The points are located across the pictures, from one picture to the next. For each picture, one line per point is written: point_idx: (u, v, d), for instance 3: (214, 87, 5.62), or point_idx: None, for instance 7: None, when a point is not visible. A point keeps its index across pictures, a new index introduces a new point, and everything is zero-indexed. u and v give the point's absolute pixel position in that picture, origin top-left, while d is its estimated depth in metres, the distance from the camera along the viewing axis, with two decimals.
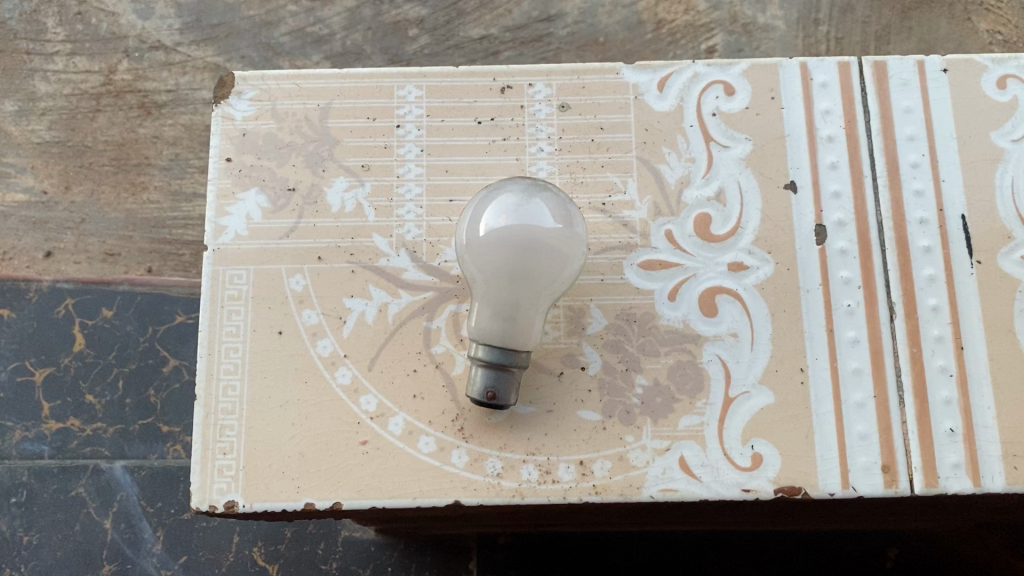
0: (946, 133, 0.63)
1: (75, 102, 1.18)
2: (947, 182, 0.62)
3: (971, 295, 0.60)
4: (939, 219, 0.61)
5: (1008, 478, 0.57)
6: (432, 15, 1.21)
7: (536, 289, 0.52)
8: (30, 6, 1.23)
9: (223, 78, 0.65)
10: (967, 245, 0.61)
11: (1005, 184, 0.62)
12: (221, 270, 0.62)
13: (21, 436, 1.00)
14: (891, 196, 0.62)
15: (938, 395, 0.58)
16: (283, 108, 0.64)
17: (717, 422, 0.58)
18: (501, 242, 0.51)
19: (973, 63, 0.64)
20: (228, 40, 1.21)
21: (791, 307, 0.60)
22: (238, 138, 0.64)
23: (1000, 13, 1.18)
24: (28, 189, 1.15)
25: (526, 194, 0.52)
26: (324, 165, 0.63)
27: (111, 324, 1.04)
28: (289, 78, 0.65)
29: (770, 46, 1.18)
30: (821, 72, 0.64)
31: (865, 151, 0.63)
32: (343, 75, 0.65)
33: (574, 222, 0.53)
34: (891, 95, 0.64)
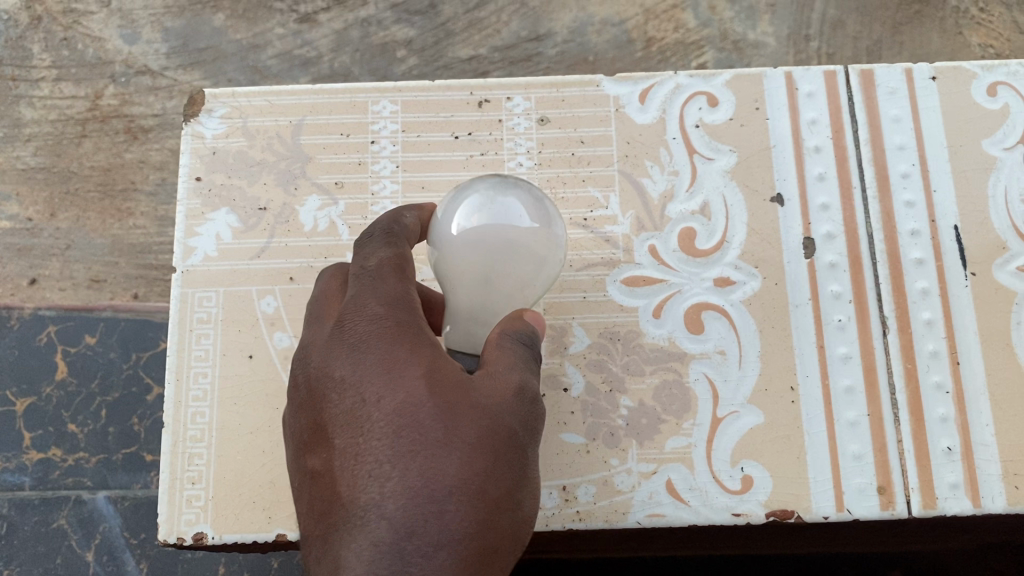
0: (936, 142, 0.61)
1: (61, 127, 1.16)
2: (938, 192, 0.60)
3: (966, 308, 0.58)
4: (931, 230, 0.59)
5: (1009, 498, 0.55)
6: (421, 35, 1.19)
7: (511, 289, 0.47)
8: (16, 32, 1.20)
9: (194, 95, 0.63)
10: (961, 257, 0.59)
11: (998, 193, 0.60)
12: (190, 293, 0.60)
13: (1, 467, 0.98)
14: (880, 208, 0.60)
15: (935, 413, 0.56)
16: (254, 125, 0.63)
17: (705, 443, 0.56)
18: (475, 251, 0.45)
19: (962, 70, 0.63)
20: (215, 64, 1.19)
21: (780, 323, 0.58)
22: (208, 157, 0.62)
23: (992, 27, 1.17)
24: (13, 216, 1.12)
25: (494, 195, 0.45)
26: (296, 183, 0.61)
27: (94, 351, 1.03)
28: (260, 94, 0.63)
29: (761, 62, 1.16)
30: (806, 82, 0.63)
31: (853, 161, 0.61)
32: (317, 91, 0.63)
33: (552, 223, 0.46)
34: (879, 103, 0.62)
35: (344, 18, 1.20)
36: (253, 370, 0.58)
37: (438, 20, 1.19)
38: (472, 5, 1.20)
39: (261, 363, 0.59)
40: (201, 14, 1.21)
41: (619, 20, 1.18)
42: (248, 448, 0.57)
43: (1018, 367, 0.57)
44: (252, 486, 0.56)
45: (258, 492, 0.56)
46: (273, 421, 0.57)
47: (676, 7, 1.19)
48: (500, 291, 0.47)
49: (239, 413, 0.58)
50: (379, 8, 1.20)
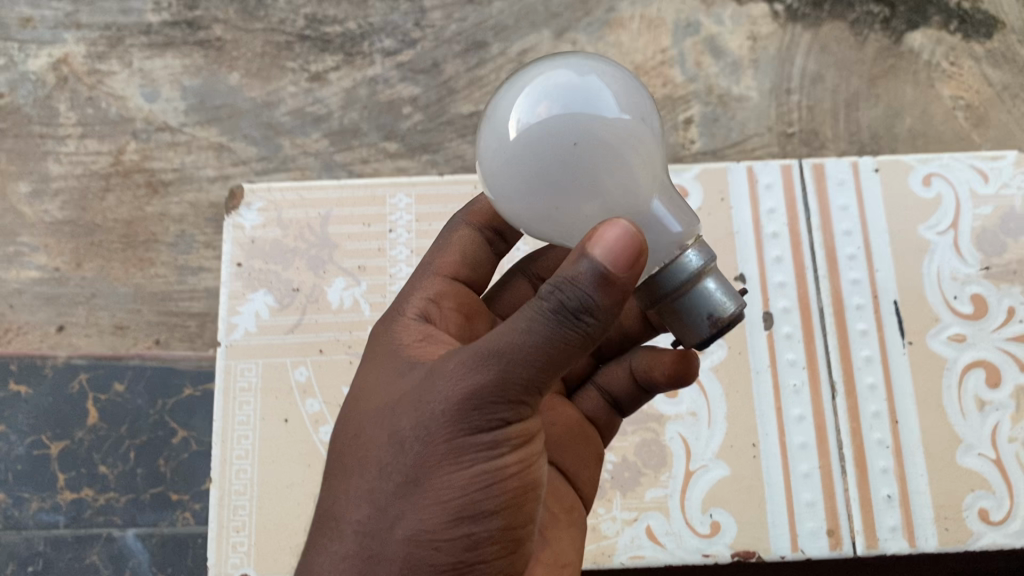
0: (879, 227, 0.73)
1: (86, 182, 1.27)
2: (880, 272, 0.71)
3: (904, 372, 0.68)
4: (873, 304, 0.70)
5: (940, 539, 0.64)
6: (425, 93, 1.29)
7: (580, 201, 0.45)
8: (44, 92, 1.31)
9: (235, 191, 0.75)
10: (900, 327, 0.70)
11: (931, 272, 0.71)
12: (232, 364, 0.70)
13: (38, 506, 1.06)
14: (829, 285, 0.71)
15: (877, 465, 0.66)
16: (287, 217, 0.74)
17: (678, 493, 0.66)
18: (538, 140, 0.44)
19: (901, 164, 0.74)
20: (231, 120, 1.29)
21: (744, 387, 0.68)
22: (247, 245, 0.73)
23: (962, 80, 1.27)
24: (42, 267, 1.23)
25: (575, 78, 0.44)
26: (324, 268, 0.72)
27: (122, 398, 1.11)
28: (293, 190, 0.75)
29: (743, 117, 1.26)
30: (766, 175, 0.74)
31: (806, 246, 0.72)
32: (341, 187, 0.74)
33: (634, 106, 0.45)
34: (829, 194, 0.74)
35: (352, 77, 1.31)
36: (289, 432, 0.68)
37: (441, 79, 1.30)
38: (472, 65, 1.29)
39: (296, 426, 0.68)
40: (216, 73, 1.32)
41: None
42: (285, 501, 0.66)
43: (949, 425, 0.67)
44: (288, 534, 0.66)
45: (293, 539, 0.66)
46: (305, 477, 0.67)
47: (664, 65, 1.29)
48: (569, 202, 0.45)
49: (277, 470, 0.67)
50: (386, 68, 1.31)
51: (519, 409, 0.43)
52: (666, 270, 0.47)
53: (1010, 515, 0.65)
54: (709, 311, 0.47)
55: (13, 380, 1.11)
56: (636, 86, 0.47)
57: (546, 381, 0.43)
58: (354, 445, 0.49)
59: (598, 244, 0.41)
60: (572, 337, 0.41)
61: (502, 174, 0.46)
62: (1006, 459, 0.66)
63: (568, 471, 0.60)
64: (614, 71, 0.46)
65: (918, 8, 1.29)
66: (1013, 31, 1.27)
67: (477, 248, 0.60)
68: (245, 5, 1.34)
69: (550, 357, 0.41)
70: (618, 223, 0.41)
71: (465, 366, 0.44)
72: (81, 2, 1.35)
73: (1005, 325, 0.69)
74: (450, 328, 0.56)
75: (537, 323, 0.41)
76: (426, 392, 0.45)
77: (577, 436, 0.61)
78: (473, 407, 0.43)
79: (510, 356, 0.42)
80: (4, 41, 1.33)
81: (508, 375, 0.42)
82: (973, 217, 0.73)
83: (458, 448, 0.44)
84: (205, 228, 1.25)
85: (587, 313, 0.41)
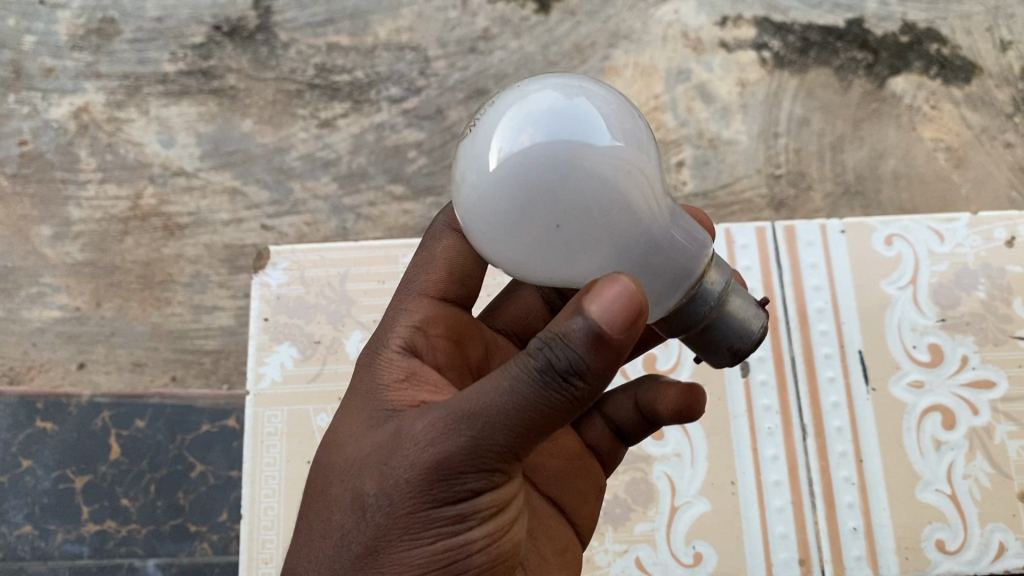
0: (846, 283, 0.89)
1: (106, 226, 1.34)
2: (847, 326, 0.87)
3: (868, 414, 0.84)
4: (840, 353, 0.86)
5: (900, 566, 0.78)
6: (430, 138, 1.37)
7: (567, 223, 0.48)
8: (65, 139, 1.39)
9: (262, 252, 0.87)
10: (865, 375, 0.85)
11: (893, 323, 0.87)
12: (261, 411, 0.81)
13: (63, 538, 1.13)
14: (801, 335, 0.87)
15: (843, 499, 0.81)
16: (309, 275, 0.87)
17: (665, 527, 0.79)
18: (527, 165, 0.47)
19: (865, 226, 0.91)
20: (244, 165, 1.37)
21: (722, 430, 0.83)
22: (274, 301, 0.86)
23: (942, 123, 1.34)
24: (64, 306, 1.30)
25: (559, 103, 0.48)
26: (343, 321, 0.85)
27: (143, 433, 1.17)
28: (315, 251, 0.88)
29: (733, 159, 1.33)
30: (743, 236, 0.91)
31: (779, 300, 0.89)
32: (356, 249, 0.87)
33: (618, 129, 0.49)
34: (800, 252, 0.90)
35: (360, 123, 1.38)
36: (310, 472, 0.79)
37: (445, 125, 1.37)
38: (474, 111, 1.37)
39: None
40: (230, 120, 1.40)
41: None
42: None
43: (907, 462, 0.81)
44: None
45: None
46: None
47: (657, 110, 1.36)
48: (556, 224, 0.48)
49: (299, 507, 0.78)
50: (392, 114, 1.39)
51: (488, 474, 0.48)
52: (700, 300, 0.54)
53: (964, 544, 0.78)
54: (739, 333, 0.54)
55: (41, 416, 1.19)
56: (621, 107, 0.51)
57: (517, 450, 0.47)
58: (326, 486, 0.53)
59: (598, 301, 0.44)
60: (547, 405, 0.45)
61: (487, 198, 0.49)
62: (959, 494, 0.80)
63: (562, 501, 0.67)
64: (598, 92, 0.50)
65: (899, 54, 1.37)
66: (990, 76, 1.36)
67: (462, 259, 0.65)
68: (257, 55, 1.43)
69: (522, 426, 0.45)
70: (617, 282, 0.44)
71: (439, 429, 0.47)
72: (102, 54, 1.44)
73: (959, 371, 0.85)
74: (433, 355, 0.61)
75: (516, 387, 0.45)
76: (400, 448, 0.49)
77: (575, 469, 0.69)
78: (445, 472, 0.47)
79: (484, 422, 0.46)
80: (28, 90, 1.42)
81: (480, 443, 0.46)
82: (930, 273, 0.89)
83: (426, 507, 0.48)
84: (219, 269, 1.31)
85: (566, 383, 0.44)
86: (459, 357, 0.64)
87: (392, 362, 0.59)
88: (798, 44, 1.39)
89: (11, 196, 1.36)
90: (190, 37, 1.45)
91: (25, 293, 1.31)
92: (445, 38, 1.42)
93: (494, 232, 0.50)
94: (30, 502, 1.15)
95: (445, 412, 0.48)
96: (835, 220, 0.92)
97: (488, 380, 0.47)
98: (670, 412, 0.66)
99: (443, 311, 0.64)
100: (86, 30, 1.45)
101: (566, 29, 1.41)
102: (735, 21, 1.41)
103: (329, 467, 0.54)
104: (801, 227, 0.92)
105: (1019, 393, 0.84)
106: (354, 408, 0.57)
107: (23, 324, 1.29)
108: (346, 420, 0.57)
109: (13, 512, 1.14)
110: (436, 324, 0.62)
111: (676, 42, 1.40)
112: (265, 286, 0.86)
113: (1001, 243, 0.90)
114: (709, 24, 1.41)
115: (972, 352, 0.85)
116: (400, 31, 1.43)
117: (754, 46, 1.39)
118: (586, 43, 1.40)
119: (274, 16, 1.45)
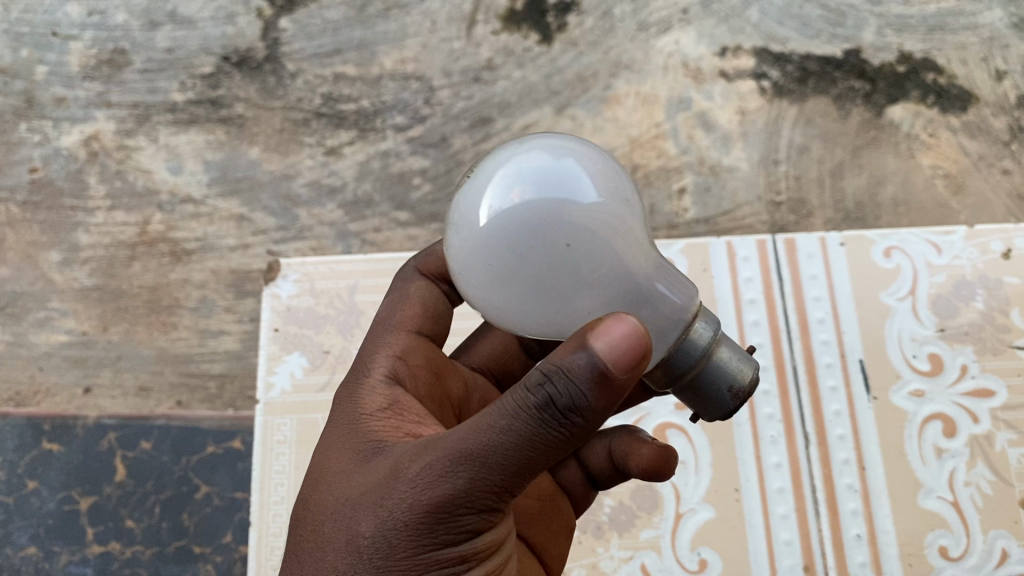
0: (846, 294, 0.95)
1: (114, 251, 1.35)
2: (847, 336, 0.93)
3: (870, 421, 0.88)
4: (841, 363, 0.91)
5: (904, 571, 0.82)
6: (434, 165, 1.39)
7: (554, 274, 0.52)
8: (75, 166, 1.42)
9: (274, 264, 0.97)
10: (866, 384, 0.90)
11: (893, 333, 0.92)
12: (271, 419, 0.89)
13: (67, 560, 1.14)
14: (803, 345, 0.93)
15: (847, 506, 0.85)
16: (319, 287, 0.96)
17: (669, 534, 0.84)
18: (518, 219, 0.51)
19: (864, 239, 0.97)
20: (251, 192, 1.39)
21: (726, 438, 0.88)
22: (284, 311, 0.95)
23: (940, 150, 1.35)
24: (70, 330, 1.30)
25: (547, 162, 0.52)
26: (353, 331, 0.93)
27: (148, 455, 1.18)
28: (325, 264, 0.97)
29: (734, 185, 1.35)
30: (744, 249, 0.97)
31: (781, 311, 0.94)
32: (366, 262, 0.97)
33: (608, 187, 0.53)
34: (801, 265, 0.97)
35: (366, 151, 1.41)
36: None
37: (450, 152, 1.39)
38: (478, 138, 1.39)
39: None
40: (238, 147, 1.42)
41: (609, 149, 1.38)
42: None
43: (907, 468, 0.86)
44: None
45: None
46: None
47: (658, 138, 1.39)
48: (544, 274, 0.52)
49: None
50: (398, 142, 1.41)
51: (483, 512, 0.50)
52: (688, 355, 0.57)
53: (967, 550, 0.82)
54: (721, 392, 0.57)
55: (47, 438, 1.20)
56: (607, 167, 0.55)
57: (511, 488, 0.49)
58: (316, 525, 0.54)
59: (605, 340, 0.46)
60: (544, 444, 0.48)
61: (479, 250, 0.52)
62: (961, 501, 0.84)
63: (533, 541, 0.70)
64: (584, 154, 0.54)
65: (897, 84, 1.40)
66: (986, 105, 1.38)
67: (433, 299, 0.72)
68: (265, 85, 1.46)
69: (520, 464, 0.48)
70: (625, 321, 0.47)
71: (437, 469, 0.49)
72: (113, 84, 1.47)
73: (959, 380, 0.89)
74: (413, 384, 0.66)
75: (516, 427, 0.48)
76: (397, 486, 0.51)
77: (545, 508, 0.72)
78: (445, 511, 0.50)
79: (484, 463, 0.48)
80: (40, 119, 1.45)
81: (480, 483, 0.49)
82: (929, 285, 0.94)
83: (425, 546, 0.51)
84: (226, 293, 1.32)
85: (567, 424, 0.47)
86: (437, 387, 0.68)
87: (375, 394, 0.63)
88: (797, 74, 1.41)
89: (20, 222, 1.38)
90: (200, 67, 1.48)
91: (33, 318, 1.32)
92: (450, 68, 1.45)
93: (485, 282, 0.54)
94: (35, 523, 1.16)
95: (442, 451, 0.50)
96: (834, 234, 0.98)
97: (484, 420, 0.49)
98: (639, 470, 0.67)
99: (421, 345, 0.69)
100: (98, 61, 1.49)
101: (569, 60, 1.44)
102: (734, 52, 1.44)
103: (316, 504, 0.56)
104: (801, 241, 0.98)
105: (1017, 400, 0.88)
106: (337, 443, 0.60)
107: (30, 347, 1.30)
108: (331, 456, 0.59)
109: (18, 532, 1.15)
110: (416, 358, 0.68)
111: (676, 72, 1.43)
112: (276, 296, 0.96)
113: (997, 255, 0.95)
114: (709, 54, 1.44)
115: (971, 362, 0.90)
116: (405, 62, 1.46)
117: (754, 75, 1.42)
118: (588, 73, 1.43)
119: (281, 47, 1.48)
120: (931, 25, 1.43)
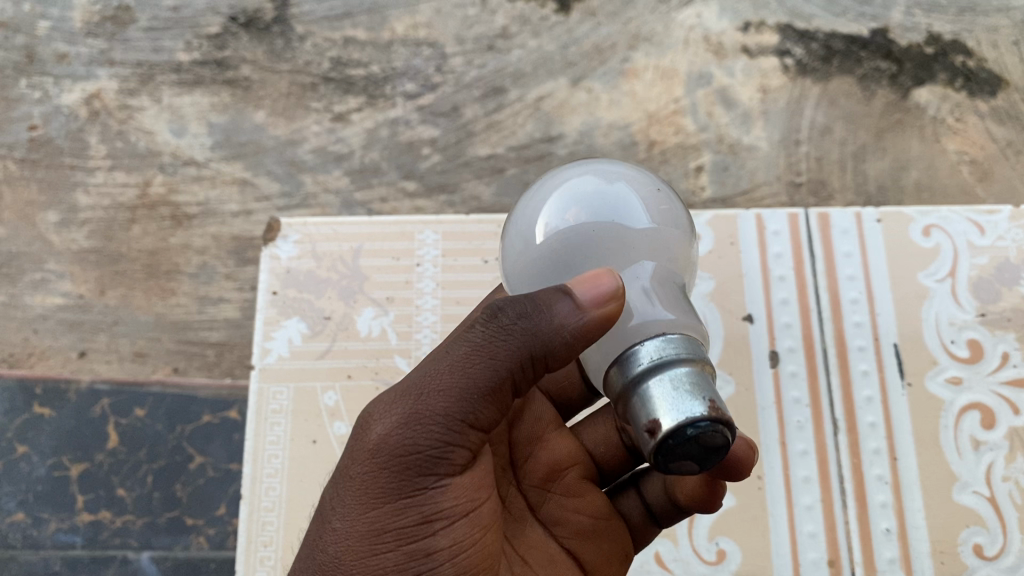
0: (882, 273, 0.90)
1: (113, 213, 1.30)
2: (883, 318, 0.88)
3: (903, 407, 0.84)
4: (875, 346, 0.87)
5: (936, 570, 0.79)
6: (444, 135, 1.34)
7: None
8: (75, 125, 1.36)
9: (274, 224, 0.94)
10: (901, 372, 0.86)
11: (930, 316, 0.88)
12: (266, 387, 0.87)
13: (56, 527, 1.08)
14: (834, 324, 0.89)
15: (876, 499, 0.81)
16: (321, 249, 0.93)
17: (686, 521, 0.81)
18: (571, 240, 0.49)
19: (902, 217, 0.93)
20: (255, 157, 1.33)
21: (751, 421, 0.85)
22: (283, 273, 0.92)
23: (967, 135, 1.30)
24: (66, 294, 1.25)
25: (602, 185, 0.49)
26: (355, 297, 0.91)
27: (142, 423, 1.13)
28: (327, 226, 0.94)
29: (754, 165, 1.30)
30: (774, 223, 0.94)
31: (812, 291, 0.91)
32: (373, 224, 0.94)
33: (667, 212, 0.50)
34: (835, 241, 0.93)
35: (374, 118, 1.35)
36: (317, 451, 0.84)
37: (460, 122, 1.34)
38: (491, 108, 1.34)
39: (323, 446, 0.84)
40: (243, 111, 1.37)
41: (625, 123, 1.33)
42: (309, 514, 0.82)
43: (942, 461, 0.82)
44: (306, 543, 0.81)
45: None
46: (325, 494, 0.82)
47: (676, 113, 1.33)
48: None
49: (302, 487, 0.83)
50: (407, 110, 1.36)
51: (440, 454, 0.50)
52: (630, 373, 0.43)
53: (1002, 550, 0.78)
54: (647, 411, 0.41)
55: (38, 402, 1.15)
56: (664, 191, 0.52)
57: (466, 422, 0.50)
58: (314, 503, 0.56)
59: (581, 285, 0.46)
60: (482, 364, 0.49)
61: (537, 269, 0.50)
62: (999, 496, 0.80)
63: (582, 558, 0.63)
64: (640, 177, 0.51)
65: (924, 65, 1.34)
66: (1017, 89, 1.32)
67: None
68: (272, 47, 1.40)
69: (460, 387, 0.49)
70: (607, 274, 0.46)
71: (392, 408, 0.51)
72: (116, 42, 1.42)
73: (999, 369, 0.85)
74: None
75: (464, 355, 0.49)
76: (362, 438, 0.52)
77: (600, 527, 0.63)
78: (399, 448, 0.50)
79: (430, 389, 0.50)
80: (41, 76, 1.39)
81: (428, 411, 0.50)
82: (970, 266, 0.90)
83: (385, 490, 0.50)
84: (227, 260, 1.27)
85: (510, 331, 0.48)
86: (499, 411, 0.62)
87: None
88: (821, 52, 1.36)
89: (19, 180, 1.33)
90: (206, 27, 1.42)
91: (28, 279, 1.26)
92: (463, 35, 1.40)
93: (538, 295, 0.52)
94: (23, 489, 1.10)
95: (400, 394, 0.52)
96: (872, 210, 0.94)
97: (438, 360, 0.51)
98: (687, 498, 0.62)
99: None
100: (101, 17, 1.43)
101: (587, 30, 1.38)
102: (758, 28, 1.38)
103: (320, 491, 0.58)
104: (835, 216, 0.94)
105: None
106: None
107: (25, 310, 1.24)
108: None
109: (6, 498, 1.10)
110: None
111: (698, 46, 1.37)
112: (275, 258, 0.93)
113: None
114: (732, 29, 1.38)
115: (1014, 350, 0.86)
116: (417, 27, 1.41)
117: (777, 53, 1.36)
118: (607, 45, 1.37)
119: (290, 9, 1.42)
120: (962, 6, 1.37)
